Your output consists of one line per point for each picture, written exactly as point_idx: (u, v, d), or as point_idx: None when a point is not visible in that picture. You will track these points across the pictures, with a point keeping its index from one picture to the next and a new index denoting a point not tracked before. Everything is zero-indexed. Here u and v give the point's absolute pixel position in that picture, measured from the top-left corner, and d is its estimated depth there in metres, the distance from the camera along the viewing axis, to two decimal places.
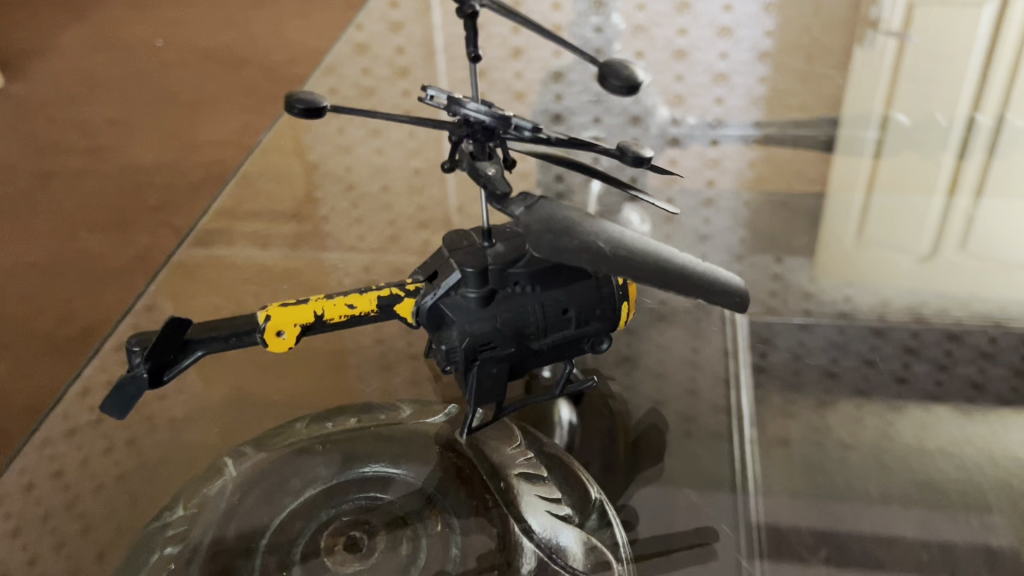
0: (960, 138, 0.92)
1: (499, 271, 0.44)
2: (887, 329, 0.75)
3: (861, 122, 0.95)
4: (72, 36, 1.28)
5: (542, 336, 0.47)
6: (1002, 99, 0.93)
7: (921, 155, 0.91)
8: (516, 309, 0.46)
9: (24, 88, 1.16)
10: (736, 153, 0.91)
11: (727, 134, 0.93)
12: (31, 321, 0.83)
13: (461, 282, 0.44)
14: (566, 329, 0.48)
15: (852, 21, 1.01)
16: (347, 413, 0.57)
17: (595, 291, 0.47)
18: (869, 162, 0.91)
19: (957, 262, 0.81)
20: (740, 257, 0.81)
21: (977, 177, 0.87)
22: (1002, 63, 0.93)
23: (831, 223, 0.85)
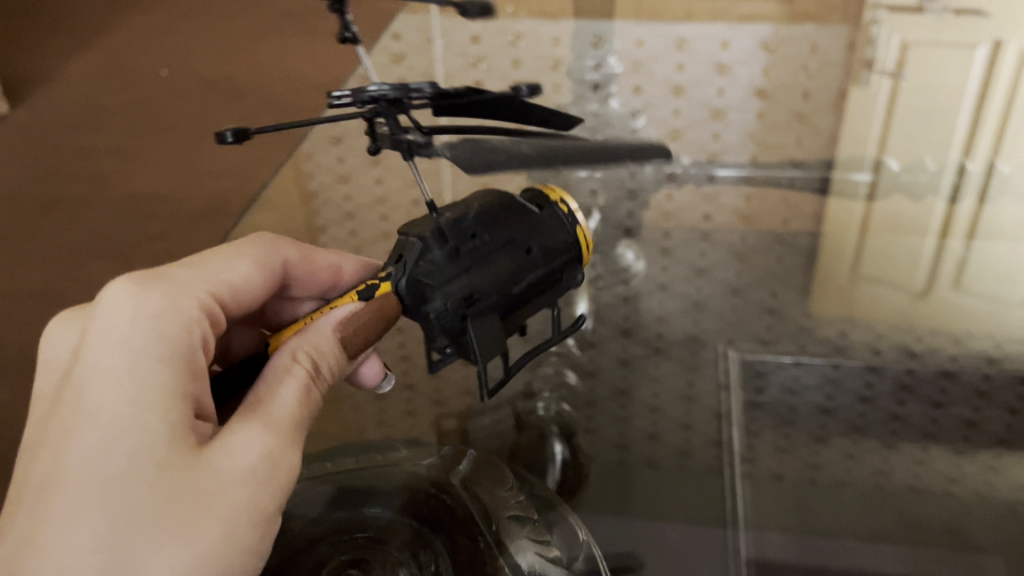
0: (951, 184, 0.90)
1: (451, 223, 0.44)
2: (881, 364, 0.73)
3: (853, 166, 0.94)
4: (79, 65, 1.30)
5: (519, 279, 0.45)
6: (991, 151, 0.94)
7: (911, 199, 0.89)
8: (485, 258, 0.44)
9: (30, 113, 1.18)
10: (732, 188, 0.90)
11: (721, 178, 0.91)
12: (30, 347, 0.80)
13: (424, 249, 0.43)
14: (537, 266, 0.46)
15: (849, 60, 1.04)
16: (348, 454, 0.60)
17: (546, 222, 0.47)
18: (863, 205, 0.89)
19: (953, 301, 0.80)
20: (737, 290, 0.81)
21: (968, 218, 0.86)
22: (992, 110, 0.97)
23: (827, 259, 0.84)
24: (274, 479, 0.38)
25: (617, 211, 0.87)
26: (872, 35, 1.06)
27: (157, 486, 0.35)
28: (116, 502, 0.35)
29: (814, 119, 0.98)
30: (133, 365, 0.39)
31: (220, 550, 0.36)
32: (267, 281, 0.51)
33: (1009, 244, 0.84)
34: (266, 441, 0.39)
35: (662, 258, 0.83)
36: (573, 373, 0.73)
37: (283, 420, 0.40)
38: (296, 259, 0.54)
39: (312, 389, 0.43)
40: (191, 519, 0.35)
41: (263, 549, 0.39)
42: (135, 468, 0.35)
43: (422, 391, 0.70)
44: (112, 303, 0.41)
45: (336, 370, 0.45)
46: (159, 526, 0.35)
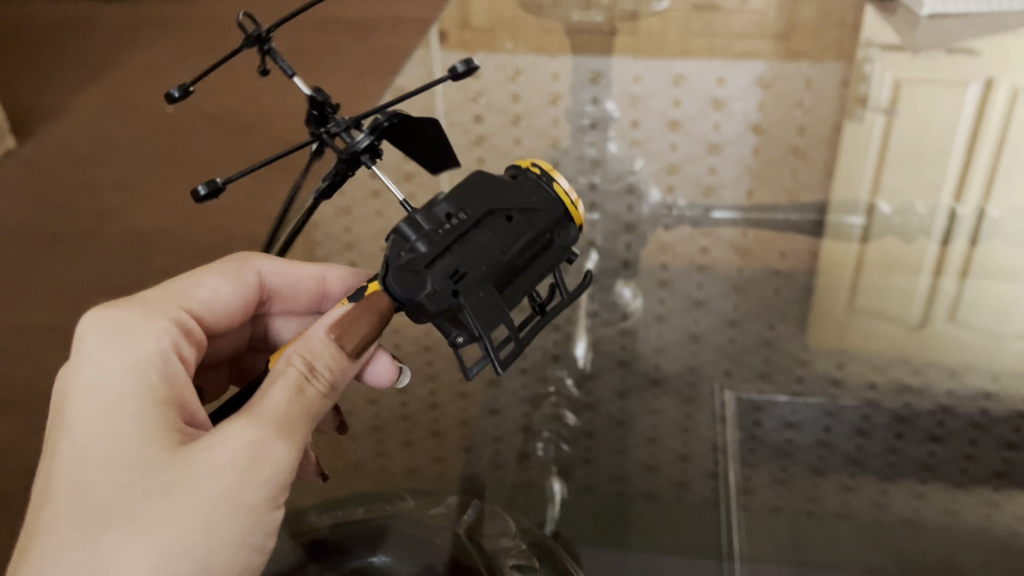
0: (944, 228, 0.87)
1: (427, 207, 0.43)
2: (878, 400, 0.74)
3: (847, 208, 0.91)
4: (85, 102, 1.33)
5: (506, 249, 0.44)
6: (984, 190, 0.89)
7: (904, 241, 0.87)
8: (469, 234, 0.43)
9: (37, 151, 1.19)
10: (727, 234, 0.89)
11: (719, 220, 0.90)
12: (33, 381, 0.80)
13: (405, 239, 0.43)
14: (522, 231, 0.45)
15: (843, 96, 1.01)
16: (356, 504, 0.59)
17: (525, 190, 0.46)
18: (857, 248, 0.87)
19: (948, 334, 0.79)
20: (733, 322, 0.81)
21: (961, 261, 0.84)
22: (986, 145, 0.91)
23: (821, 297, 0.82)
24: (259, 468, 0.39)
25: (615, 241, 0.88)
26: (867, 71, 1.02)
27: (129, 484, 0.38)
28: (92, 505, 0.38)
29: (807, 154, 0.96)
30: (105, 382, 0.43)
31: (194, 538, 0.37)
32: (241, 294, 0.54)
33: (1004, 283, 0.82)
34: (245, 435, 0.39)
35: (660, 290, 0.84)
36: (573, 414, 0.73)
37: (270, 416, 0.41)
38: (271, 271, 0.57)
39: (306, 388, 0.42)
40: (161, 510, 0.37)
41: (256, 539, 0.39)
42: (108, 472, 0.39)
43: (420, 422, 0.71)
44: (84, 332, 0.45)
45: (338, 373, 0.44)
46: (129, 519, 0.37)
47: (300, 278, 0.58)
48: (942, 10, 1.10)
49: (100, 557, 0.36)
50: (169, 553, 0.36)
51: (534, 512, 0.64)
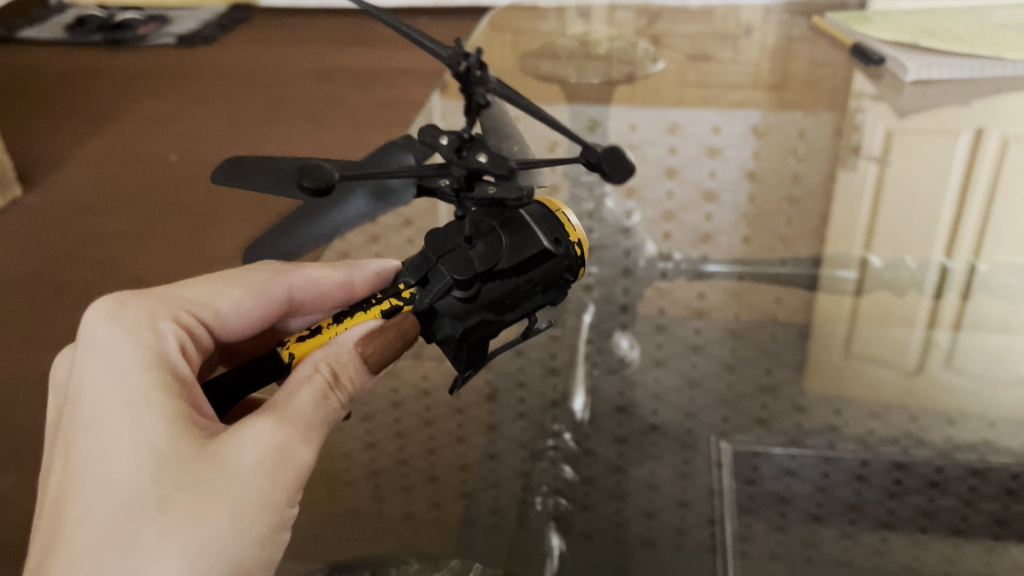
0: (936, 283, 0.85)
1: (482, 268, 0.45)
2: (876, 446, 0.74)
3: (839, 262, 0.90)
4: (91, 152, 1.35)
5: (521, 312, 0.47)
6: (975, 245, 0.87)
7: (897, 295, 0.86)
8: (500, 298, 0.46)
9: (42, 200, 1.21)
10: (722, 288, 0.89)
11: (711, 273, 0.90)
12: (35, 430, 0.80)
13: (452, 286, 0.45)
14: (536, 297, 0.47)
15: (836, 146, 1.01)
16: (362, 566, 0.58)
17: (561, 263, 0.47)
18: (851, 300, 0.87)
19: (946, 383, 0.79)
20: (731, 367, 0.81)
21: (954, 313, 0.83)
22: (977, 195, 0.88)
23: (819, 343, 0.82)
24: (283, 470, 0.42)
25: (612, 286, 0.89)
26: (858, 121, 1.01)
27: (163, 477, 0.39)
28: (125, 496, 0.39)
29: (805, 198, 0.97)
30: (120, 374, 0.44)
31: (228, 534, 0.39)
32: (266, 307, 0.55)
33: (999, 336, 0.80)
34: (276, 436, 0.42)
35: (658, 334, 0.84)
36: (571, 468, 0.71)
37: (294, 419, 0.43)
38: (301, 284, 0.57)
39: (330, 395, 0.45)
40: (199, 505, 0.39)
41: (275, 537, 0.41)
42: (138, 465, 0.40)
43: (418, 466, 0.71)
44: (94, 323, 0.47)
45: (357, 383, 0.47)
46: (165, 513, 0.38)
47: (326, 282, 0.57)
48: (933, 71, 0.98)
49: (135, 547, 0.37)
50: (205, 547, 0.38)
51: (531, 567, 0.63)
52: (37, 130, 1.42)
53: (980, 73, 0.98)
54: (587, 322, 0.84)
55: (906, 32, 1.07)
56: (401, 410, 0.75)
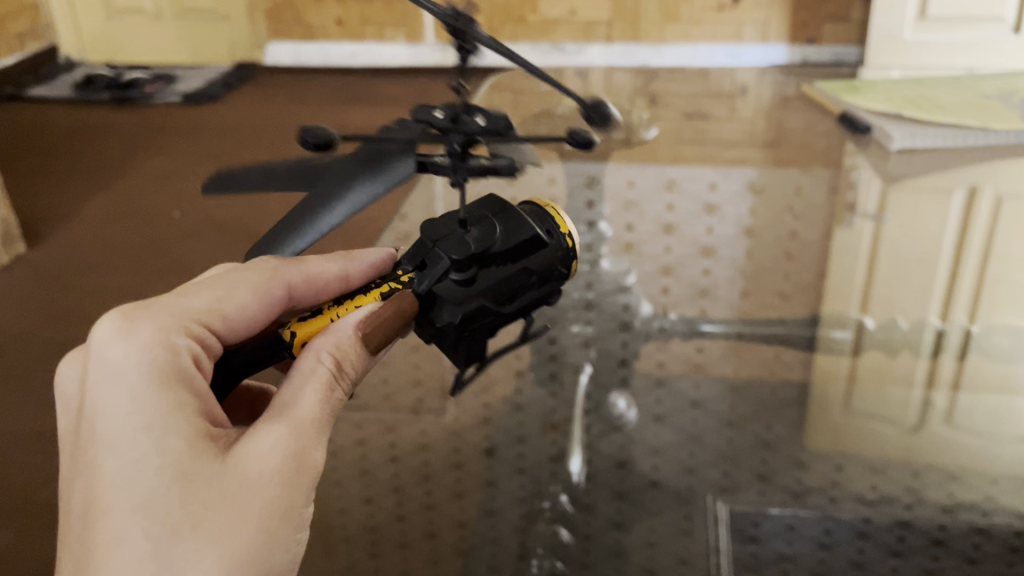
0: (933, 343, 0.84)
1: (477, 249, 0.43)
2: (876, 502, 0.73)
3: (836, 323, 0.89)
4: (95, 209, 1.36)
5: (518, 303, 0.45)
6: (970, 308, 0.85)
7: (889, 354, 0.83)
8: (498, 280, 0.44)
9: (46, 256, 1.22)
10: (718, 351, 0.89)
11: (708, 333, 0.90)
12: (32, 488, 0.80)
13: (450, 266, 0.43)
14: (532, 292, 0.46)
15: (831, 208, 1.06)
16: None
17: (553, 257, 0.46)
18: (849, 359, 0.84)
19: (947, 438, 0.76)
20: (732, 423, 0.80)
21: (953, 373, 0.80)
22: (969, 264, 0.89)
23: (817, 405, 0.80)
24: (301, 478, 0.42)
25: (610, 340, 0.86)
26: (854, 178, 1.09)
27: (189, 497, 0.38)
28: (154, 519, 0.38)
29: (801, 253, 0.99)
30: (136, 392, 0.41)
31: (259, 546, 0.39)
32: (266, 312, 0.49)
33: (999, 396, 0.77)
34: (291, 445, 0.42)
35: (657, 389, 0.83)
36: (567, 530, 0.68)
37: (307, 420, 0.43)
38: (299, 283, 0.50)
39: (336, 388, 0.44)
40: (226, 523, 0.38)
41: (298, 541, 0.42)
42: (163, 487, 0.38)
43: (415, 522, 0.70)
44: (104, 337, 0.43)
45: (359, 369, 0.46)
46: (197, 533, 0.38)
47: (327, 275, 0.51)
48: (919, 140, 1.06)
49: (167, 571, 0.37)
50: (237, 560, 0.38)
51: None
52: (42, 186, 1.44)
53: (963, 141, 1.05)
54: (586, 379, 0.82)
55: (892, 101, 1.16)
56: (400, 465, 0.75)
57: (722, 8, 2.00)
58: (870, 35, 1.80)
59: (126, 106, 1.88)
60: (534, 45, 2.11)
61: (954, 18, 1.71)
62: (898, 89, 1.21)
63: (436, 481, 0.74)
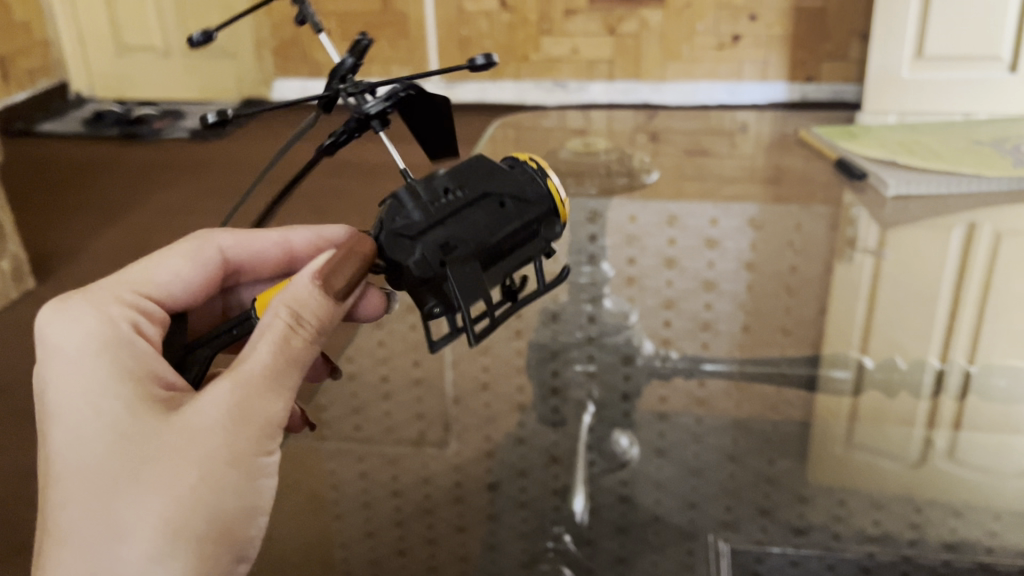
0: (932, 382, 0.85)
1: (425, 182, 0.44)
2: (884, 535, 0.72)
3: (837, 363, 0.89)
4: (103, 243, 1.38)
5: (493, 230, 0.43)
6: (970, 350, 0.86)
7: (888, 394, 0.84)
8: (458, 206, 0.43)
9: (54, 289, 1.24)
10: (722, 394, 0.88)
11: (710, 371, 0.90)
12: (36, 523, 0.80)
13: (400, 203, 0.43)
14: (512, 221, 0.44)
15: (833, 244, 1.07)
16: None
17: (517, 179, 0.45)
18: (851, 399, 0.84)
19: (949, 473, 0.76)
20: (734, 457, 0.80)
21: (953, 414, 0.81)
22: (968, 306, 0.91)
23: (819, 442, 0.80)
24: (250, 421, 0.41)
25: (613, 375, 0.86)
26: (853, 216, 1.13)
27: (125, 454, 0.39)
28: (95, 479, 0.39)
29: (802, 288, 1.00)
30: (76, 365, 0.43)
31: (203, 490, 0.39)
32: (202, 265, 0.54)
33: (997, 433, 0.78)
34: (236, 393, 0.41)
35: (659, 422, 0.83)
36: (570, 568, 0.68)
37: (256, 366, 0.42)
38: (231, 244, 0.57)
39: (294, 336, 0.43)
40: (167, 471, 0.39)
41: (258, 485, 0.41)
42: (102, 448, 0.39)
43: (416, 557, 0.70)
44: (46, 321, 0.45)
45: (325, 316, 0.44)
46: (138, 484, 0.39)
47: (263, 239, 0.58)
48: (911, 186, 1.14)
49: (112, 523, 0.38)
50: (182, 505, 0.39)
51: None
52: (51, 221, 1.46)
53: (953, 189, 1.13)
54: (588, 420, 0.81)
55: (888, 150, 1.26)
56: (401, 498, 0.76)
57: (722, 46, 2.03)
58: (869, 74, 1.81)
59: (134, 142, 1.90)
60: (538, 82, 2.14)
61: (951, 57, 1.73)
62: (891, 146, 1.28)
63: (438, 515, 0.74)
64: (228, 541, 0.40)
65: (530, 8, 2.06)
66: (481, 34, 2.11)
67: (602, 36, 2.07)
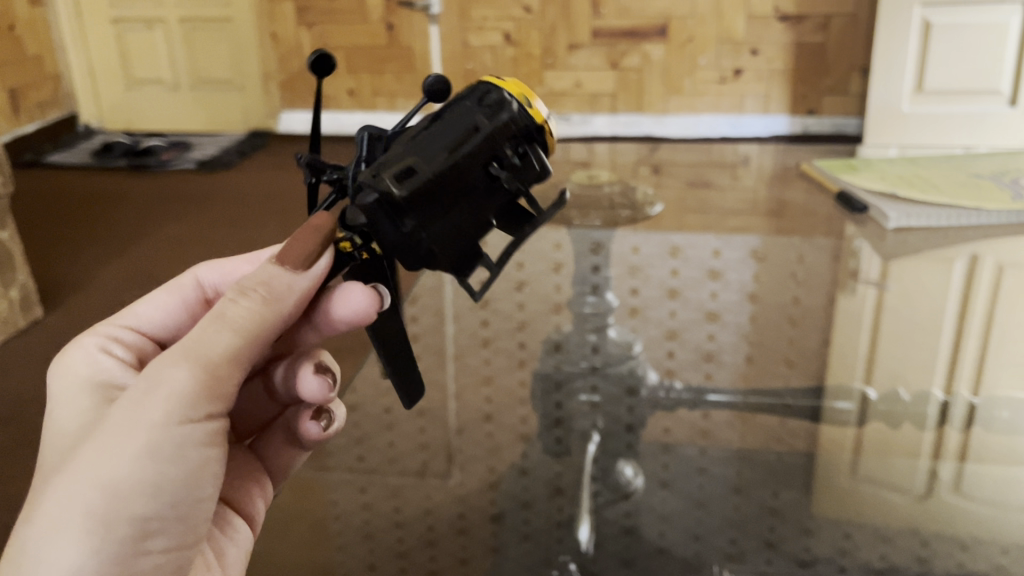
0: (936, 415, 0.84)
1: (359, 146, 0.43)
2: (891, 568, 0.71)
3: (840, 394, 0.88)
4: (109, 273, 1.39)
5: (414, 132, 0.41)
6: (974, 380, 0.86)
7: (892, 425, 0.84)
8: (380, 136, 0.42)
9: (61, 319, 1.25)
10: (725, 424, 0.88)
11: (714, 402, 0.90)
12: None
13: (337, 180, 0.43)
14: (440, 116, 0.41)
15: (835, 276, 1.08)
16: None
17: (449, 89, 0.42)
18: (855, 429, 0.84)
19: (956, 505, 0.75)
20: (739, 489, 0.79)
21: (958, 446, 0.80)
22: (972, 334, 0.91)
23: (823, 477, 0.80)
24: (153, 387, 0.39)
25: (617, 406, 0.86)
26: (856, 248, 1.14)
27: (65, 449, 0.40)
28: (38, 475, 0.40)
29: (806, 320, 1.01)
30: (60, 383, 0.45)
31: (102, 461, 0.38)
32: (184, 309, 0.51)
33: (999, 465, 0.77)
34: (149, 366, 0.39)
35: (663, 454, 0.83)
36: None
37: (180, 343, 0.40)
38: (208, 273, 0.52)
39: (225, 309, 0.40)
40: (75, 451, 0.39)
41: (170, 455, 0.39)
42: (56, 445, 0.41)
43: None
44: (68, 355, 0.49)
45: (282, 287, 0.40)
46: (57, 469, 0.39)
47: (240, 267, 0.52)
48: (914, 219, 1.15)
49: (28, 504, 0.38)
50: (79, 478, 0.37)
51: None
52: (58, 251, 1.47)
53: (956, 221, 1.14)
54: (594, 448, 0.82)
55: (889, 181, 1.28)
56: (404, 529, 0.75)
57: (723, 81, 2.05)
58: (869, 107, 1.81)
59: (142, 173, 1.92)
60: None
61: (951, 91, 1.75)
62: (888, 178, 1.29)
63: (441, 547, 0.74)
64: (131, 512, 0.38)
65: (533, 42, 2.09)
66: (485, 68, 2.13)
67: (604, 71, 2.09)
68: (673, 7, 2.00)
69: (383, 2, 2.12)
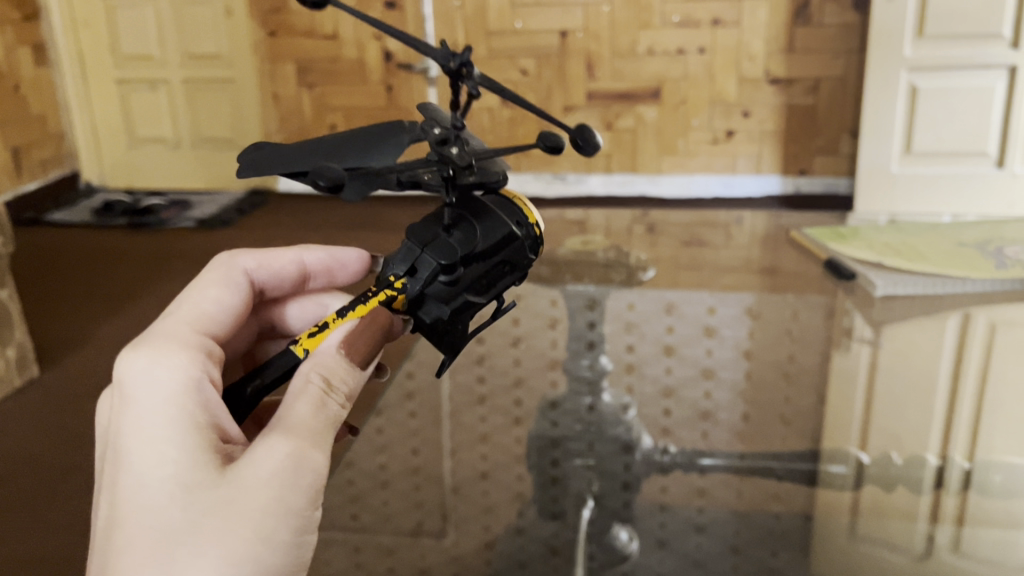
0: (933, 479, 0.83)
1: (457, 245, 0.43)
2: None
3: (835, 457, 0.87)
4: (107, 331, 1.39)
5: (490, 292, 0.45)
6: (970, 442, 0.86)
7: (888, 488, 0.83)
8: (476, 276, 0.44)
9: (57, 377, 1.25)
10: (722, 483, 0.87)
11: (709, 465, 0.88)
12: None
13: (436, 271, 0.43)
14: (511, 277, 0.45)
15: (829, 334, 1.09)
16: None
17: (524, 244, 0.44)
18: (850, 494, 0.83)
19: (952, 566, 0.74)
20: (737, 549, 0.78)
21: (955, 510, 0.79)
22: (965, 399, 0.91)
23: (822, 548, 0.78)
24: (301, 475, 0.40)
25: (613, 462, 0.86)
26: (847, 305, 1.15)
27: (189, 507, 0.38)
28: (159, 534, 0.38)
29: (800, 377, 1.01)
30: (147, 409, 0.42)
31: (257, 545, 0.38)
32: (240, 295, 0.54)
33: (998, 528, 0.77)
34: (289, 446, 0.40)
35: (660, 513, 0.82)
36: None
37: (308, 426, 0.42)
38: (255, 267, 0.58)
39: (328, 402, 0.43)
40: (222, 525, 0.38)
41: (301, 541, 0.40)
42: (171, 495, 0.38)
43: None
44: (128, 364, 0.44)
45: (352, 384, 0.45)
46: (199, 537, 0.38)
47: (285, 263, 0.60)
48: (899, 287, 1.13)
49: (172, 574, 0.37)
50: (237, 559, 0.38)
51: None
52: (57, 309, 1.47)
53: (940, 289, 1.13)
54: (588, 514, 0.81)
55: (878, 244, 1.30)
56: None
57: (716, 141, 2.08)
58: (858, 171, 1.84)
59: (142, 230, 1.94)
60: (536, 174, 2.18)
61: (940, 153, 1.78)
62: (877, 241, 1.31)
63: None
64: None
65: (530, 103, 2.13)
66: (482, 127, 2.17)
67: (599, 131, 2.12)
68: (666, 70, 2.04)
69: (382, 64, 2.16)
